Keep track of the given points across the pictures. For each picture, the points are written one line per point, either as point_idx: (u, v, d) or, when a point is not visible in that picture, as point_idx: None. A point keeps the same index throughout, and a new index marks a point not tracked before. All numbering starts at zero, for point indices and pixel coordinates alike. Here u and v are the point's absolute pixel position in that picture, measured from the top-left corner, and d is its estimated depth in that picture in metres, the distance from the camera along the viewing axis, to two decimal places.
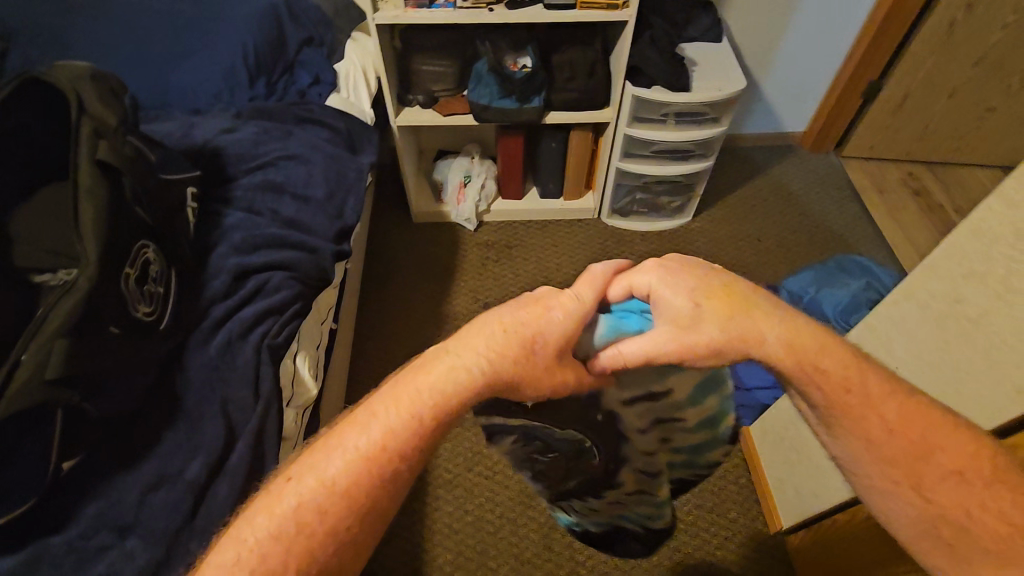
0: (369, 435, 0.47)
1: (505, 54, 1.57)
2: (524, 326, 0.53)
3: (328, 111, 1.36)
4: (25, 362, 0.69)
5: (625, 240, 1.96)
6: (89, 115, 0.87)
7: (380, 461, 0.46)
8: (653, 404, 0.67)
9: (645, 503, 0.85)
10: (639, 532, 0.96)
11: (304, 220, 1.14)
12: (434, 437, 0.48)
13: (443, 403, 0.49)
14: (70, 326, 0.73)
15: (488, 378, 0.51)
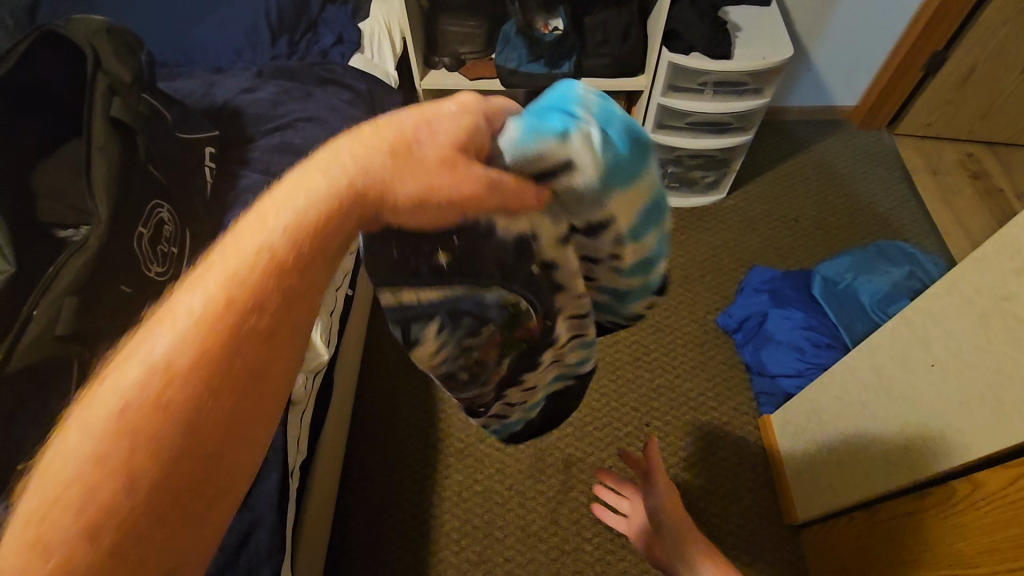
0: (203, 290, 0.39)
1: (536, 15, 1.50)
2: (397, 123, 0.43)
3: (350, 73, 1.33)
4: (36, 317, 0.71)
5: None
6: (105, 71, 0.87)
7: (223, 311, 0.38)
8: (589, 242, 0.53)
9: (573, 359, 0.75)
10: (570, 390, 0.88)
11: None
12: (292, 267, 0.40)
13: (299, 227, 0.40)
14: (80, 284, 0.75)
15: (350, 189, 0.41)
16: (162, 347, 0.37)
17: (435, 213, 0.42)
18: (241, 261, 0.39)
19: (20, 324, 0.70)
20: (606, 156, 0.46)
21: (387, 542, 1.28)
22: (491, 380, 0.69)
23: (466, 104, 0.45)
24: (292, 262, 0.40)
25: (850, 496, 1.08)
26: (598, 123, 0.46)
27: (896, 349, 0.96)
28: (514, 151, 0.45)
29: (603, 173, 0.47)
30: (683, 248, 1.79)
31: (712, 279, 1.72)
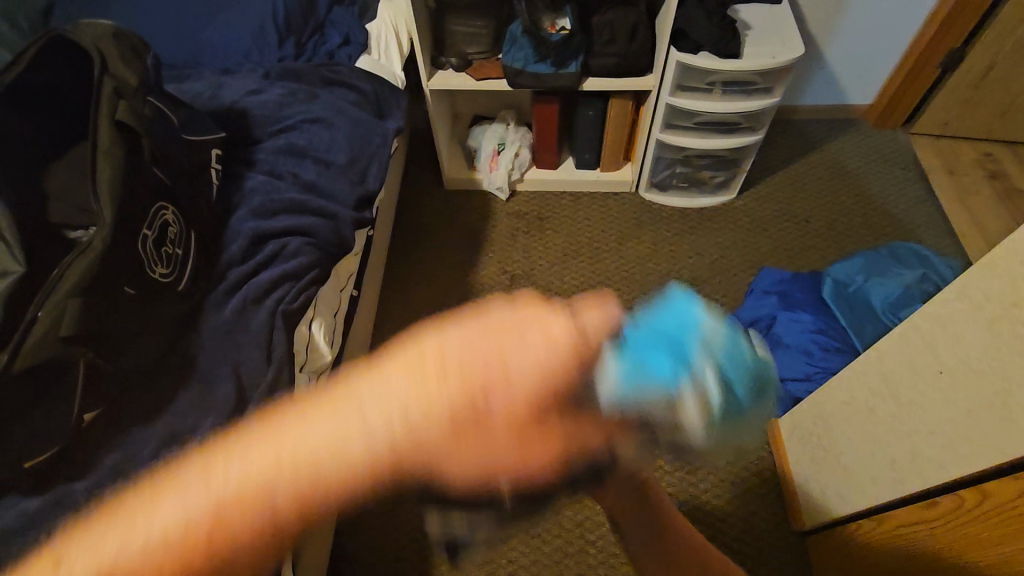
0: (189, 506, 0.33)
1: (543, 15, 1.50)
2: (469, 364, 0.36)
3: (356, 75, 1.34)
4: (40, 319, 0.72)
5: (660, 215, 1.86)
6: (111, 75, 0.88)
7: (196, 542, 0.32)
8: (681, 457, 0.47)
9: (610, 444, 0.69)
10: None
11: (324, 184, 1.13)
12: (295, 514, 0.34)
13: (320, 472, 0.33)
14: (83, 287, 0.76)
15: (398, 450, 0.34)
16: (164, 524, 0.33)
17: (473, 485, 0.38)
18: (270, 458, 0.33)
19: (25, 325, 0.72)
20: (722, 408, 0.40)
21: None
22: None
23: (555, 336, 0.38)
24: (311, 503, 0.34)
25: (859, 502, 1.05)
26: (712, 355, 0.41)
27: (903, 355, 0.94)
28: (615, 397, 0.39)
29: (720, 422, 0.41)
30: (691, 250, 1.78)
31: (719, 281, 1.70)
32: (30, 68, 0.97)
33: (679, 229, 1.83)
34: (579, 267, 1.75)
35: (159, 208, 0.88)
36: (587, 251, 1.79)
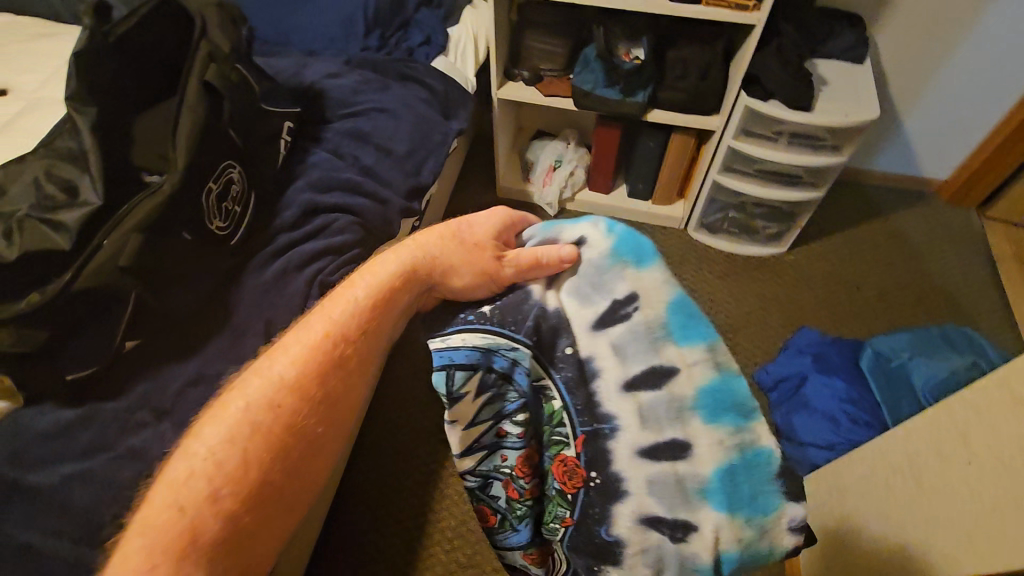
0: (264, 378, 0.57)
1: (619, 41, 1.53)
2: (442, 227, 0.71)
3: (431, 75, 1.42)
4: (105, 246, 0.79)
5: (705, 256, 1.85)
6: (209, 39, 0.95)
7: (272, 401, 0.56)
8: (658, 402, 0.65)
9: (632, 385, 0.66)
10: (625, 265, 0.67)
11: (382, 170, 1.19)
12: (323, 367, 0.59)
13: (350, 309, 0.62)
14: (149, 225, 0.81)
15: (368, 296, 0.64)
16: (246, 397, 0.56)
17: (478, 290, 0.69)
18: (318, 332, 0.60)
19: (92, 249, 0.79)
20: (608, 245, 0.68)
21: (383, 525, 1.32)
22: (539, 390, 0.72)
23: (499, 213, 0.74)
24: (331, 348, 0.60)
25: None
26: (736, 410, 0.67)
27: (934, 437, 0.90)
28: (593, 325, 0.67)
29: (713, 477, 0.65)
30: (729, 296, 1.75)
31: (755, 331, 1.67)
32: (141, 24, 1.06)
33: (720, 272, 1.81)
34: None
35: (226, 166, 0.94)
36: None
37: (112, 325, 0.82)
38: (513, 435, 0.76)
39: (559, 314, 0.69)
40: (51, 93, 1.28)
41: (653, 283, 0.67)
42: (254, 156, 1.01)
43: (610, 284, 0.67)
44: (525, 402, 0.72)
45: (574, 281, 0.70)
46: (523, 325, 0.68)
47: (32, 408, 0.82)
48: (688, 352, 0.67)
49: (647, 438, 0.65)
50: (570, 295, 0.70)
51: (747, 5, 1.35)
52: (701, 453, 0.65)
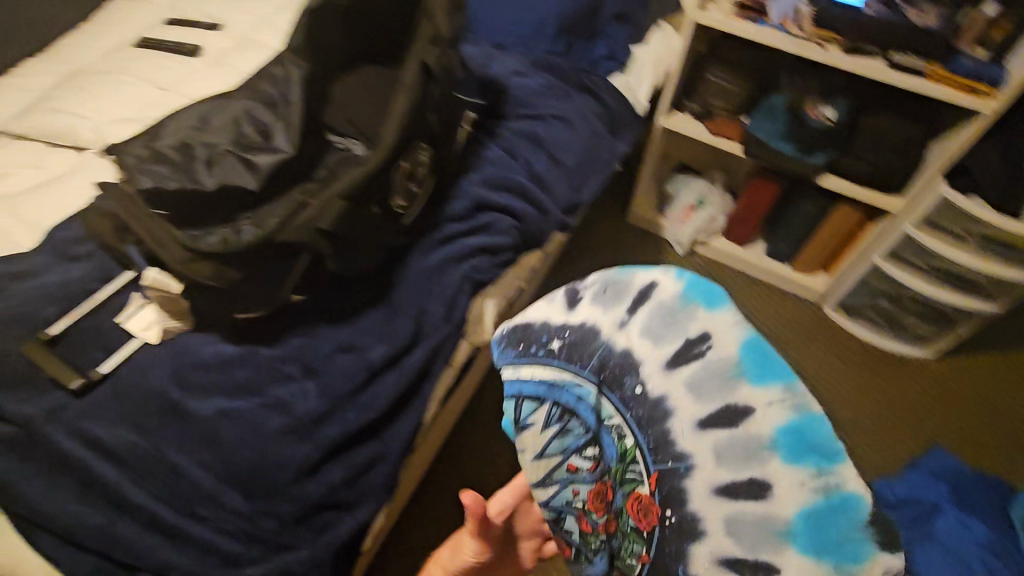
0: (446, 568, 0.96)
1: (810, 97, 1.44)
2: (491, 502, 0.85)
3: (609, 92, 1.38)
4: (311, 206, 0.81)
5: (838, 339, 1.72)
6: (432, 21, 0.94)
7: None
8: (727, 460, 0.58)
9: (704, 421, 0.60)
10: (696, 306, 0.63)
11: (547, 178, 1.17)
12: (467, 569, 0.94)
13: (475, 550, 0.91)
14: (351, 193, 0.82)
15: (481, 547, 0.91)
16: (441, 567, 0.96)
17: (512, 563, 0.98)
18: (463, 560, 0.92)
19: (296, 207, 0.81)
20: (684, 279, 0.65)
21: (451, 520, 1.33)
22: (610, 429, 0.68)
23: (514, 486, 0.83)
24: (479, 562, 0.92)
25: None
26: (821, 453, 0.54)
27: None
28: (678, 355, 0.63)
29: (797, 520, 0.54)
30: (859, 391, 1.62)
31: (881, 438, 1.54)
32: None
33: (854, 361, 1.68)
34: None
35: (421, 147, 0.94)
36: None
37: (284, 275, 0.84)
38: (585, 469, 0.72)
39: (638, 357, 0.65)
40: (258, 37, 1.35)
41: (721, 329, 0.61)
42: (442, 142, 1.01)
43: (683, 323, 0.63)
44: (593, 437, 0.70)
45: (644, 321, 0.65)
46: (590, 363, 0.68)
47: (199, 334, 0.87)
48: (761, 392, 0.57)
49: (722, 475, 0.58)
50: (642, 334, 0.65)
51: (981, 90, 1.20)
52: (776, 491, 0.55)
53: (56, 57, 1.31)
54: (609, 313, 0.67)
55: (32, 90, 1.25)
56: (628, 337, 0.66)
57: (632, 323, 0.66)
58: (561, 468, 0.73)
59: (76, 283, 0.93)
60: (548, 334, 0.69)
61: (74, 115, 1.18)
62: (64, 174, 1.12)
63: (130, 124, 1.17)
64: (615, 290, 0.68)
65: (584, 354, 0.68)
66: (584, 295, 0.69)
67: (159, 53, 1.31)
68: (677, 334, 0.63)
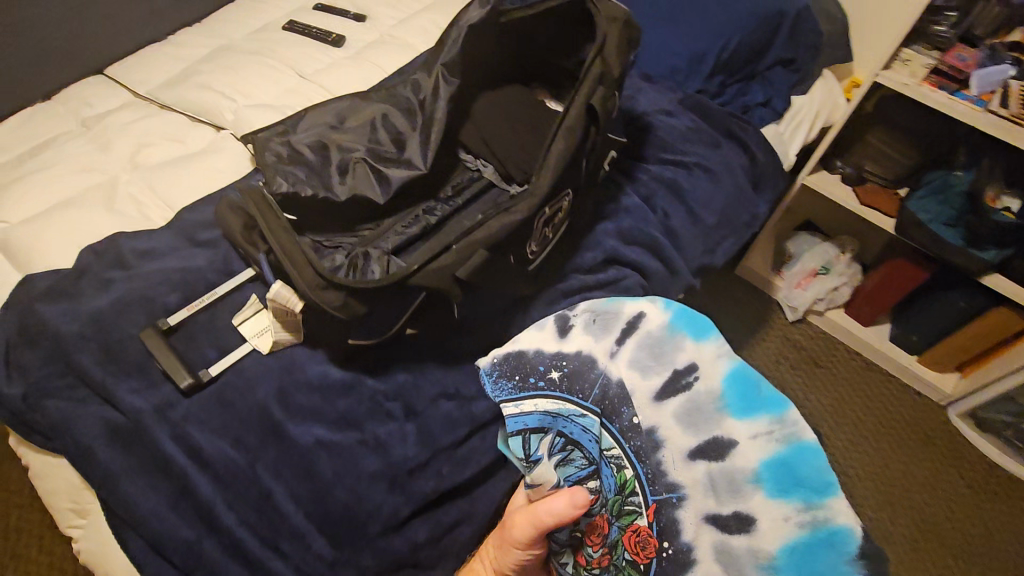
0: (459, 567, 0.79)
1: (992, 184, 1.25)
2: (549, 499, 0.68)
3: (761, 145, 1.25)
4: (452, 251, 0.75)
5: (958, 450, 1.53)
6: (602, 59, 0.86)
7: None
8: (714, 491, 0.63)
9: (694, 453, 0.65)
10: (684, 336, 0.70)
11: (682, 235, 1.07)
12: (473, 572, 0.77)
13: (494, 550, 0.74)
14: (494, 243, 0.76)
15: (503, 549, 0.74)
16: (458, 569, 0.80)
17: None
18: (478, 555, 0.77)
19: (440, 250, 0.75)
20: (669, 309, 0.73)
21: None
22: (608, 461, 0.71)
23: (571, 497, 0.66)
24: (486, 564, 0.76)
25: None
26: (810, 488, 0.58)
27: None
28: (663, 380, 0.69)
29: (783, 558, 0.58)
30: (977, 518, 1.43)
31: None
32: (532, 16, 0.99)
33: (970, 478, 1.49)
34: (833, 448, 1.52)
35: (565, 192, 0.86)
36: (850, 436, 1.54)
37: (398, 311, 0.78)
38: (585, 501, 0.74)
39: (630, 389, 0.71)
40: (400, 34, 1.31)
41: (709, 368, 0.67)
42: (585, 187, 0.93)
43: (667, 354, 0.70)
44: (594, 468, 0.73)
45: (632, 352, 0.72)
46: (592, 391, 0.74)
47: (308, 351, 0.85)
48: (746, 425, 0.62)
49: (710, 508, 0.63)
50: (630, 365, 0.72)
51: None
52: (763, 527, 0.59)
53: (208, 30, 1.33)
54: (599, 344, 0.75)
55: (182, 61, 1.27)
56: (619, 368, 0.72)
57: (622, 355, 0.73)
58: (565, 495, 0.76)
59: (198, 271, 0.93)
60: (547, 365, 0.77)
61: (217, 93, 1.18)
62: (200, 151, 1.13)
63: (267, 109, 1.16)
64: (603, 322, 0.77)
65: (586, 381, 0.74)
66: (574, 323, 0.79)
67: (305, 39, 1.30)
68: (663, 358, 0.70)
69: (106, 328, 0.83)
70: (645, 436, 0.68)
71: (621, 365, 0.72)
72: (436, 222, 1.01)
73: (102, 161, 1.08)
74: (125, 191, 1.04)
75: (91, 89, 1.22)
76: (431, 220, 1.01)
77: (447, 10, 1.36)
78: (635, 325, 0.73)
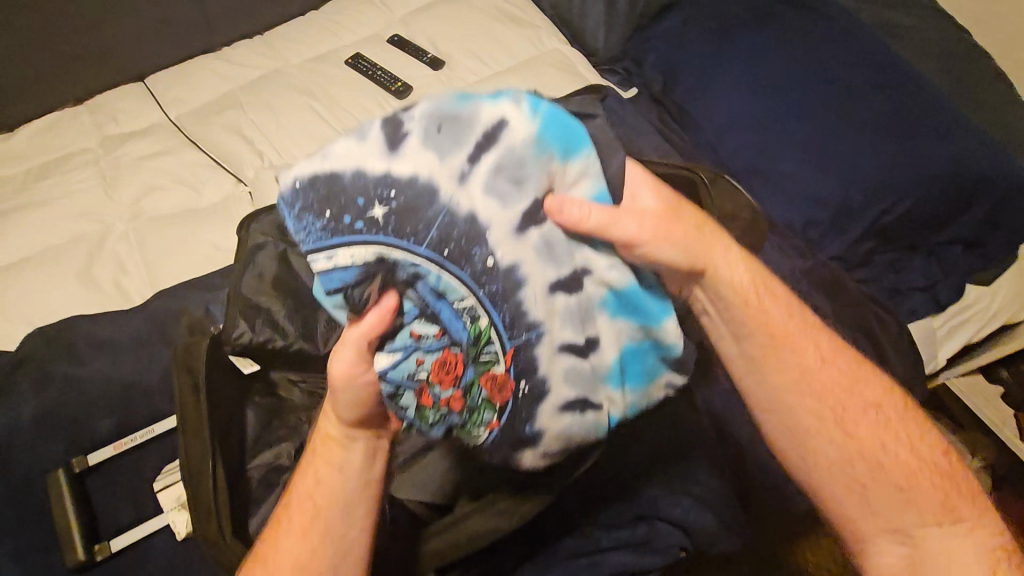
0: (288, 535, 0.56)
1: None
2: (365, 319, 0.53)
3: (899, 352, 0.94)
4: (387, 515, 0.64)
5: None
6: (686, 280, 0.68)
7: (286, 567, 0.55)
8: (575, 308, 0.56)
9: (553, 287, 0.54)
10: (553, 156, 0.52)
11: (787, 487, 0.77)
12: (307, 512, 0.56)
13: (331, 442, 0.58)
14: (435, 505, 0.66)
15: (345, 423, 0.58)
16: (293, 543, 0.56)
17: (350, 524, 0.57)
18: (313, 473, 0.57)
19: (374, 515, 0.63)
20: (530, 111, 0.51)
21: None
22: (458, 312, 0.54)
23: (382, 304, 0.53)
24: (325, 488, 0.57)
25: None
26: (645, 313, 0.58)
27: None
28: (520, 193, 0.51)
29: (614, 364, 0.60)
30: None
31: None
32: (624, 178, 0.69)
33: None
34: None
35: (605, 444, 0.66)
36: None
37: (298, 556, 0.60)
38: (429, 338, 0.55)
39: (484, 222, 0.51)
40: None
41: (604, 219, 0.53)
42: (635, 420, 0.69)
43: (532, 179, 0.51)
44: (430, 309, 0.54)
45: (489, 171, 0.50)
46: (425, 232, 0.51)
47: None
48: (602, 254, 0.56)
49: (566, 335, 0.56)
50: (485, 188, 0.50)
51: None
52: (601, 345, 0.59)
53: (266, 47, 1.15)
54: (445, 160, 0.50)
55: (228, 83, 1.10)
56: (472, 198, 0.50)
57: (477, 176, 0.50)
58: (400, 332, 0.55)
59: (145, 390, 0.77)
60: (365, 195, 0.49)
61: (249, 140, 1.01)
62: (209, 208, 0.96)
63: (293, 173, 0.97)
64: (450, 128, 0.50)
65: (420, 216, 0.50)
66: (408, 130, 0.50)
67: (366, 83, 1.09)
68: (514, 172, 0.51)
69: (17, 457, 0.70)
70: (508, 258, 0.52)
71: (470, 187, 0.50)
72: None
73: (101, 204, 0.94)
74: (110, 249, 0.90)
75: (124, 100, 1.07)
76: None
77: (540, 75, 1.10)
78: (482, 135, 0.50)
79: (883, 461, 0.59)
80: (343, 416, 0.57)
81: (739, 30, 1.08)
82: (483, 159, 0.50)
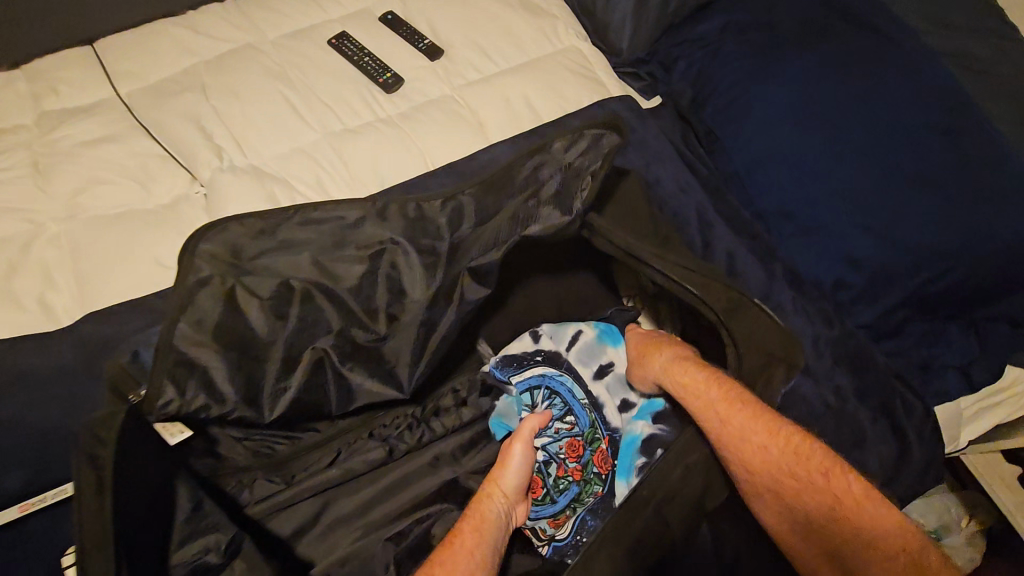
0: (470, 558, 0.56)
1: None
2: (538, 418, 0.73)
3: (924, 439, 0.84)
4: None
5: None
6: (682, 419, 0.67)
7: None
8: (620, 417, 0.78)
9: (619, 403, 0.79)
10: (607, 346, 0.80)
11: None
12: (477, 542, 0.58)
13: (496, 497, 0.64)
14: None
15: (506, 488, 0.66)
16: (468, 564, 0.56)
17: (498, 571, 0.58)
18: (478, 519, 0.61)
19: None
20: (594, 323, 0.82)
21: None
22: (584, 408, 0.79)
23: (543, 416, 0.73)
24: (487, 531, 0.60)
25: None
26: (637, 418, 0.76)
27: None
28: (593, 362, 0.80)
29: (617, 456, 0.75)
30: None
31: None
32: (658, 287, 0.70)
33: None
34: None
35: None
36: None
37: None
38: (563, 429, 0.78)
39: (581, 378, 0.80)
40: (478, 103, 0.93)
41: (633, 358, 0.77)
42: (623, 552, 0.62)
43: (600, 355, 0.80)
44: (571, 407, 0.79)
45: (580, 352, 0.80)
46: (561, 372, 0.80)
47: None
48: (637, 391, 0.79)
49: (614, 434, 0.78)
50: (580, 360, 0.80)
51: None
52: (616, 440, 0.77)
53: (240, 16, 0.99)
54: (558, 345, 0.81)
55: (192, 58, 0.94)
56: (574, 366, 0.80)
57: (575, 356, 0.80)
58: (547, 430, 0.77)
59: None
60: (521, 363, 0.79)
61: (211, 133, 0.87)
62: (156, 211, 0.83)
63: (260, 178, 0.84)
64: (556, 335, 0.81)
65: (560, 362, 0.80)
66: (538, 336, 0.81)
67: (352, 71, 0.94)
68: (593, 349, 0.81)
69: None
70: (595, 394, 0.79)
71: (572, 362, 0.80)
72: (399, 454, 0.76)
73: (32, 199, 0.81)
74: (36, 255, 0.77)
75: (68, 68, 0.92)
76: (396, 449, 0.75)
77: (553, 81, 0.96)
78: (572, 336, 0.81)
79: (788, 485, 0.63)
80: (511, 482, 0.66)
81: (790, 47, 0.93)
82: (575, 347, 0.80)
